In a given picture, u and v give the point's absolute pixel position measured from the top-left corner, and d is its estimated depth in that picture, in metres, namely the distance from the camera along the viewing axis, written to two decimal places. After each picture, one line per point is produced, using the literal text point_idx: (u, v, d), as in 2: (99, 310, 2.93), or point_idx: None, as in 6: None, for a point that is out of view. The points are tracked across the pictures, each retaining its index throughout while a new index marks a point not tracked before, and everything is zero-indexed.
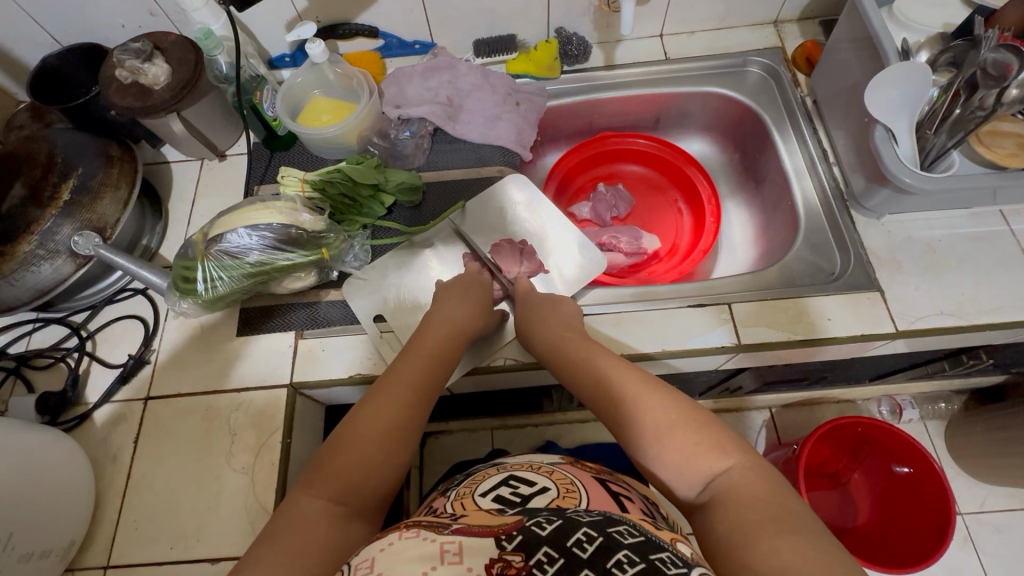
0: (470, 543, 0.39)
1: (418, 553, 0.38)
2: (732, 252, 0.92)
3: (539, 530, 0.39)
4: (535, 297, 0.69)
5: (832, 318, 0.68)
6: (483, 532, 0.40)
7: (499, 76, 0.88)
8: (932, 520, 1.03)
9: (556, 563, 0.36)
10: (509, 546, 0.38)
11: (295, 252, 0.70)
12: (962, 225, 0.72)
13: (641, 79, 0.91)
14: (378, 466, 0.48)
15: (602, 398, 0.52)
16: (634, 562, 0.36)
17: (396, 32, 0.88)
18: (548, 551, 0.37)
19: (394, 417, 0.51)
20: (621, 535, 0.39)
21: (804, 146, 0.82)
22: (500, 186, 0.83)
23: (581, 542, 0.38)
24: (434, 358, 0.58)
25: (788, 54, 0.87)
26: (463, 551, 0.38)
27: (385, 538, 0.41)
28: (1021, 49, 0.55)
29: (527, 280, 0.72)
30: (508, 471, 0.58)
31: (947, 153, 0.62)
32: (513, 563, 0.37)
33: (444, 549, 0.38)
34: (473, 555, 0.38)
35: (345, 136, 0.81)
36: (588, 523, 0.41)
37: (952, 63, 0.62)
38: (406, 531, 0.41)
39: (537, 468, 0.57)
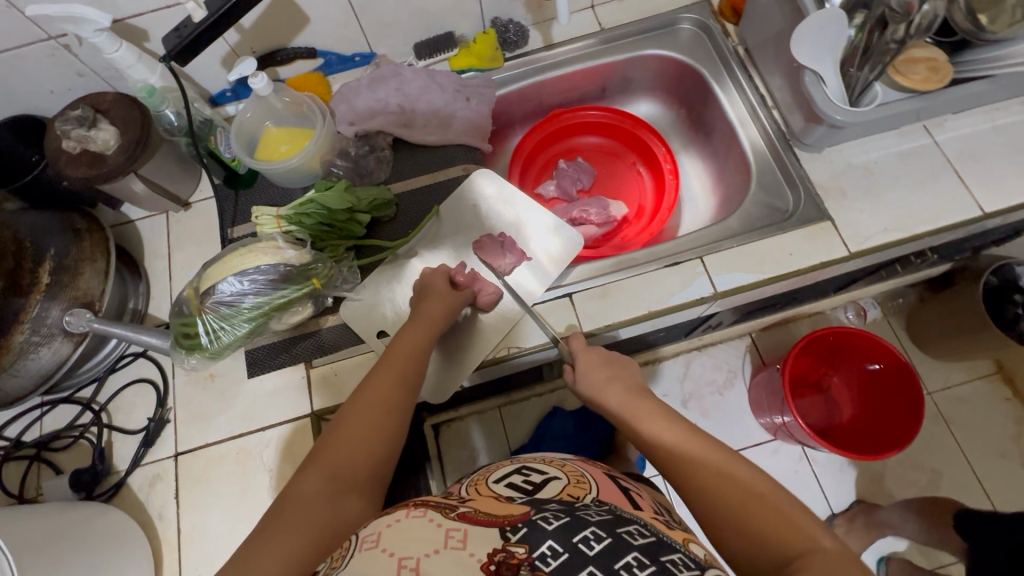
0: (474, 533, 0.45)
1: (423, 537, 0.44)
2: (693, 204, 0.98)
3: (545, 525, 0.45)
4: (616, 396, 0.61)
5: (793, 252, 0.75)
6: (489, 523, 0.46)
7: (444, 75, 0.90)
8: (904, 401, 1.17)
9: (559, 555, 0.42)
10: (512, 538, 0.44)
11: (288, 288, 0.72)
12: (893, 144, 0.79)
13: (582, 52, 0.94)
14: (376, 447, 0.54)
15: (733, 521, 0.46)
16: (645, 565, 0.42)
17: (333, 49, 0.88)
18: (551, 546, 0.43)
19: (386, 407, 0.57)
20: (630, 537, 0.46)
21: (743, 93, 0.86)
22: (468, 183, 0.86)
23: (587, 539, 0.44)
24: (416, 351, 0.64)
25: (714, 6, 0.91)
26: (465, 538, 0.44)
27: (392, 516, 0.47)
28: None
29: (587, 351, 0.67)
30: (521, 462, 0.66)
31: (870, 86, 0.68)
32: (516, 554, 0.42)
33: (448, 535, 0.44)
34: (476, 544, 0.43)
35: (308, 163, 0.83)
36: (596, 523, 0.46)
37: (862, 5, 0.67)
38: (414, 510, 0.48)
39: (549, 462, 0.66)
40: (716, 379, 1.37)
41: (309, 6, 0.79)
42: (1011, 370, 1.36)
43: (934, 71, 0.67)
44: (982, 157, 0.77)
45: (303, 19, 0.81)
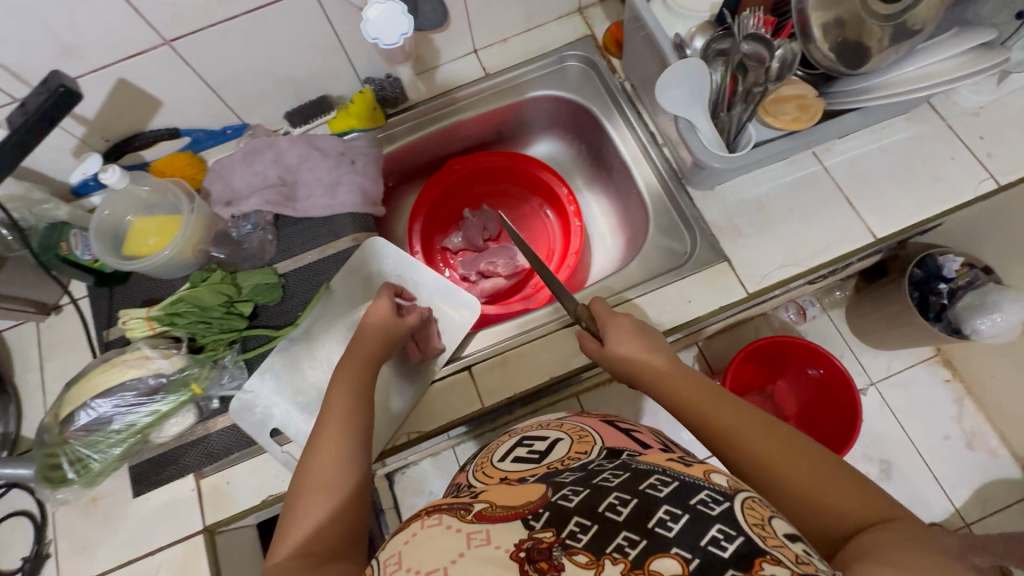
0: (496, 527, 0.39)
1: (441, 543, 0.38)
2: (603, 242, 0.95)
3: (567, 504, 0.40)
4: (658, 363, 0.57)
5: (692, 299, 0.73)
6: (509, 516, 0.40)
7: (325, 139, 0.85)
8: (843, 405, 1.17)
9: (589, 531, 0.37)
10: (537, 525, 0.38)
11: (159, 400, 0.67)
12: (784, 173, 0.77)
13: (471, 100, 0.90)
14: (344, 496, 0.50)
15: (784, 483, 0.43)
16: (678, 515, 0.36)
17: (199, 125, 0.82)
18: (578, 522, 0.37)
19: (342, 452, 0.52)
20: (654, 489, 0.40)
21: (634, 132, 0.84)
22: (360, 255, 0.82)
23: (614, 506, 0.38)
24: (358, 378, 0.60)
25: (598, 41, 0.88)
26: (488, 535, 0.38)
27: (408, 529, 0.41)
28: (766, 39, 0.61)
29: (615, 323, 0.62)
30: (519, 433, 0.61)
31: (744, 128, 0.66)
32: (544, 539, 0.37)
33: (470, 536, 0.38)
34: (499, 535, 0.38)
35: (182, 253, 0.77)
36: (618, 486, 0.41)
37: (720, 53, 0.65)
38: (428, 518, 0.41)
39: (546, 425, 0.61)
40: None
41: (157, 90, 0.73)
42: (949, 353, 1.38)
43: (805, 109, 0.65)
44: (873, 177, 0.76)
45: (155, 103, 0.75)
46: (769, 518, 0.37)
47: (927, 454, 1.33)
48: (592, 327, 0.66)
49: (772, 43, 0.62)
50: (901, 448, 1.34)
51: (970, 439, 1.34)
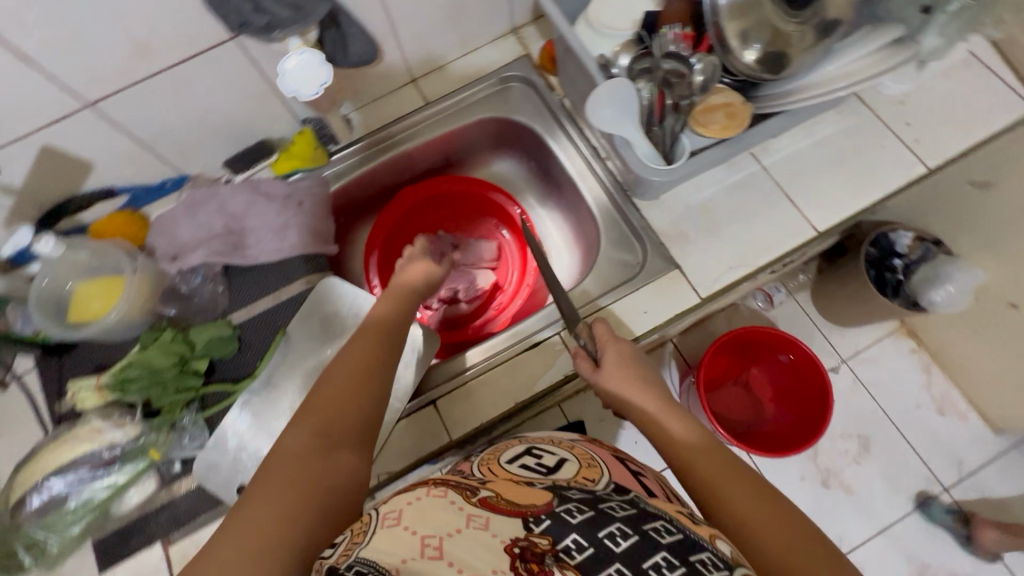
0: (496, 516, 0.41)
1: (441, 515, 0.40)
2: (560, 258, 0.96)
3: (569, 518, 0.41)
4: (650, 402, 0.58)
5: (648, 310, 0.74)
6: (515, 512, 0.42)
7: (269, 183, 0.84)
8: (814, 389, 1.19)
9: (585, 551, 0.38)
10: (536, 528, 0.40)
11: (116, 472, 0.67)
12: (726, 176, 0.79)
13: (414, 129, 0.90)
14: (327, 450, 0.49)
15: (764, 554, 0.42)
16: (675, 565, 0.37)
17: (136, 181, 0.81)
18: (576, 539, 0.39)
19: (341, 410, 0.52)
20: (657, 534, 0.40)
21: (577, 147, 0.85)
22: (314, 297, 0.80)
23: (613, 536, 0.39)
24: (389, 322, 0.65)
25: (535, 60, 0.89)
26: (488, 522, 0.40)
27: (412, 495, 0.44)
28: (683, 55, 0.66)
29: (612, 349, 0.63)
30: (529, 442, 0.62)
31: (678, 138, 0.67)
32: (540, 544, 0.38)
33: (471, 518, 0.40)
34: (499, 526, 0.40)
35: (132, 314, 0.75)
36: (621, 518, 0.42)
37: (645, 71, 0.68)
38: (433, 488, 0.44)
39: (555, 441, 0.62)
40: None
41: (85, 153, 0.71)
42: (912, 325, 1.41)
43: (733, 116, 0.65)
44: (809, 172, 0.78)
45: (86, 166, 0.73)
46: None
47: (901, 425, 1.36)
48: (590, 346, 0.66)
49: (689, 58, 0.67)
50: (876, 422, 1.37)
51: (940, 405, 1.38)
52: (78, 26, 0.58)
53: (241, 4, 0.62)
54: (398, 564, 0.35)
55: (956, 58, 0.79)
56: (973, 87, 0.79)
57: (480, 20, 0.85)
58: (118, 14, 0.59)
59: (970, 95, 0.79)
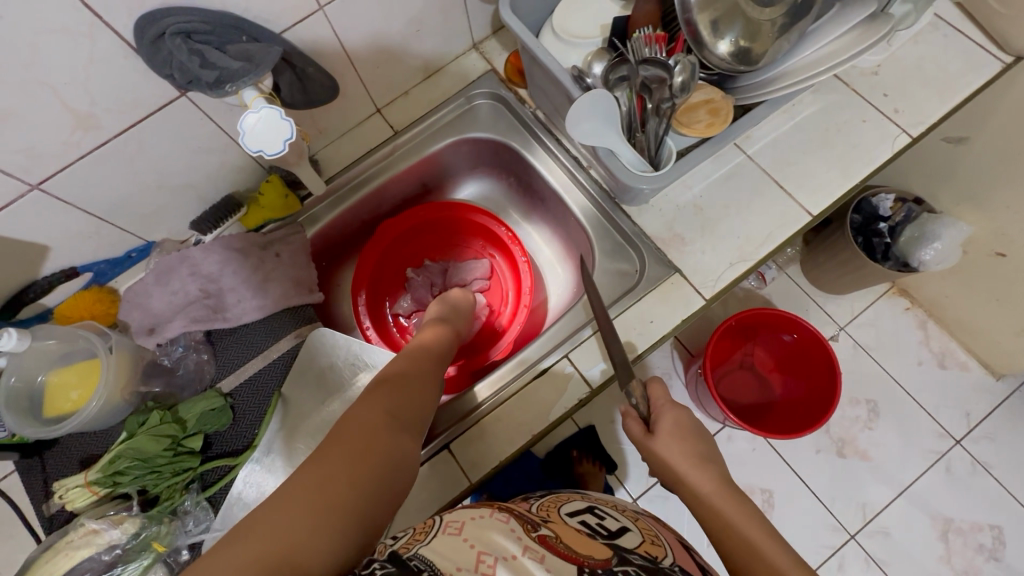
0: (554, 556, 0.43)
1: (502, 535, 0.44)
2: (553, 272, 0.93)
3: None
4: (703, 483, 0.56)
5: (654, 319, 0.72)
6: (569, 556, 0.43)
7: (241, 238, 0.80)
8: (823, 364, 1.18)
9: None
10: None
11: (120, 571, 0.64)
12: (712, 171, 0.77)
13: (386, 161, 0.86)
14: (395, 429, 0.51)
15: None
16: None
17: (98, 256, 0.76)
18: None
19: (410, 402, 0.56)
20: None
21: (557, 159, 0.82)
22: (306, 352, 0.77)
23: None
24: (444, 349, 0.70)
25: (501, 73, 0.86)
26: (544, 557, 0.42)
27: (478, 513, 0.48)
28: (659, 59, 0.61)
29: (669, 416, 0.62)
30: (592, 500, 0.62)
31: (663, 142, 0.65)
32: None
33: (528, 547, 0.43)
34: (554, 562, 0.42)
35: (112, 399, 0.70)
36: None
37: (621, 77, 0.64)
38: (498, 511, 0.48)
39: (621, 509, 0.62)
40: None
41: (38, 236, 0.66)
42: (903, 284, 1.41)
43: (716, 112, 0.64)
44: (794, 155, 0.77)
45: (41, 249, 0.68)
46: None
47: (905, 384, 1.37)
48: (641, 407, 0.64)
49: (667, 61, 0.61)
50: (882, 385, 1.37)
51: (941, 359, 1.39)
52: (7, 106, 0.53)
53: (186, 59, 0.57)
54: (452, 570, 0.39)
55: (923, 23, 0.78)
56: (943, 50, 0.78)
57: (440, 41, 0.81)
58: (52, 88, 0.54)
59: (941, 58, 0.78)
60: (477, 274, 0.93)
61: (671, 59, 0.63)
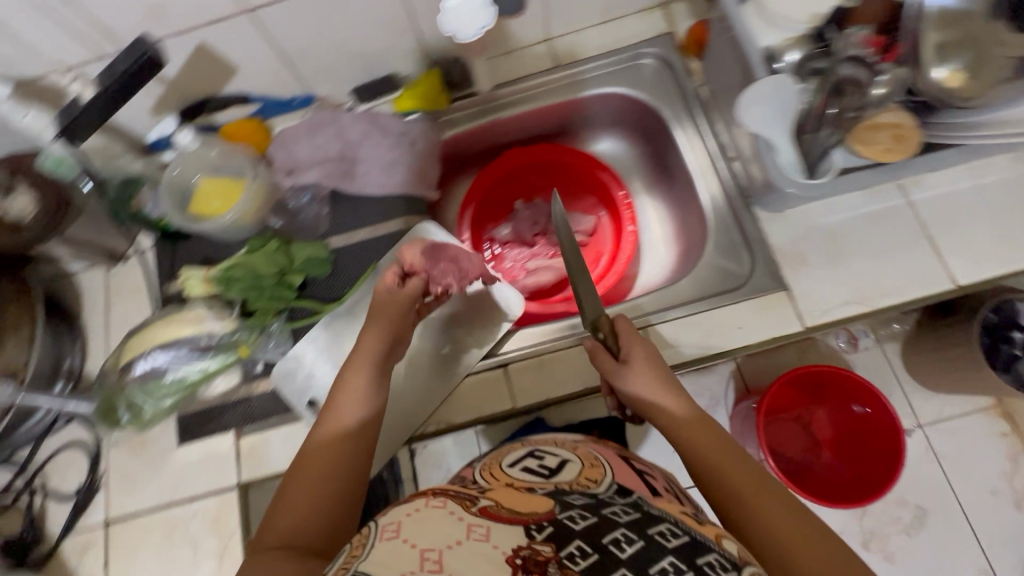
0: (497, 529, 0.41)
1: (443, 525, 0.41)
2: (653, 252, 0.91)
3: (573, 524, 0.42)
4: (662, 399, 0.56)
5: (743, 326, 0.70)
6: (515, 521, 0.42)
7: (388, 119, 0.85)
8: (881, 446, 1.12)
9: (589, 558, 0.38)
10: (538, 536, 0.40)
11: (209, 359, 0.71)
12: (863, 204, 0.72)
13: (535, 91, 0.87)
14: (329, 496, 0.50)
15: (782, 544, 0.43)
16: (682, 570, 0.38)
17: (268, 93, 0.84)
18: (580, 546, 0.39)
19: (341, 444, 0.53)
20: (665, 538, 0.41)
21: (704, 141, 0.80)
22: (409, 238, 0.81)
23: (666, 569, 0.38)
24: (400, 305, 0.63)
25: (678, 39, 0.84)
26: (488, 532, 0.40)
27: (412, 504, 0.45)
28: (866, 62, 0.59)
29: (640, 348, 0.60)
30: (531, 446, 0.65)
31: (828, 153, 0.62)
32: (543, 552, 0.39)
33: (471, 529, 0.41)
34: (498, 533, 0.40)
35: (243, 219, 0.79)
36: (625, 523, 0.42)
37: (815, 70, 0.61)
38: (433, 500, 0.46)
39: (559, 444, 0.65)
40: None
41: (233, 57, 0.75)
42: (1010, 406, 1.27)
43: (900, 139, 0.58)
44: (961, 217, 0.70)
45: (231, 69, 0.77)
46: None
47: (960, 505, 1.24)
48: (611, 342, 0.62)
49: (873, 66, 0.60)
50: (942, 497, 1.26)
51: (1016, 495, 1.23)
52: None
53: None
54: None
55: None
56: None
57: None
58: None
59: None
60: (580, 227, 0.94)
61: (878, 67, 0.60)
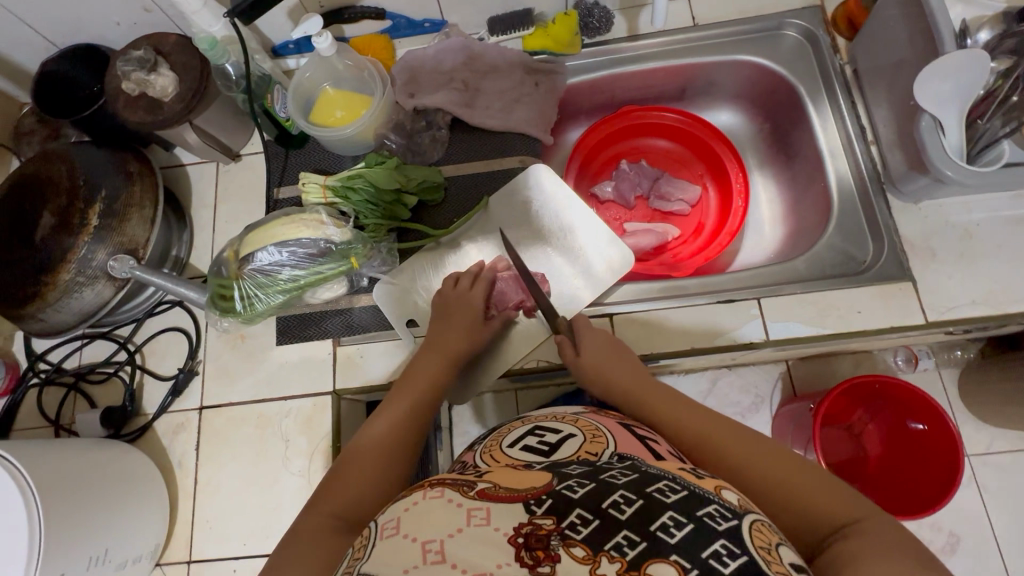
0: (498, 508, 0.38)
1: (442, 516, 0.37)
2: (757, 232, 0.91)
3: (571, 493, 0.39)
4: (630, 378, 0.60)
5: (862, 311, 0.68)
6: (512, 496, 0.39)
7: (516, 55, 0.84)
8: (939, 469, 0.89)
9: (590, 525, 0.36)
10: (538, 510, 0.38)
11: (324, 264, 0.71)
12: (1005, 206, 0.70)
13: (667, 48, 0.85)
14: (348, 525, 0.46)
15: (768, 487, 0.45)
16: (682, 524, 0.36)
17: (404, 11, 0.84)
18: (581, 514, 0.37)
19: (375, 467, 0.52)
20: (663, 493, 0.39)
21: (840, 122, 0.78)
22: (523, 177, 0.80)
23: (668, 526, 0.36)
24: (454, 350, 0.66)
25: (827, 14, 0.81)
26: (489, 514, 0.38)
27: (409, 498, 0.40)
28: None
29: (594, 336, 0.66)
30: (533, 421, 0.57)
31: (997, 142, 0.60)
32: (544, 526, 0.37)
33: (470, 514, 0.38)
34: (502, 518, 0.37)
35: (363, 134, 0.79)
36: (625, 484, 0.40)
37: (1014, 50, 0.58)
38: (430, 490, 0.41)
39: (560, 416, 0.57)
40: (740, 403, 1.03)
41: None
42: None
43: None
44: None
45: None
46: (776, 543, 0.37)
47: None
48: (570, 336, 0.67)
49: None
50: None
51: None
52: None
53: None
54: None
55: None
56: None
57: None
58: None
59: None
60: (685, 196, 0.93)
61: None
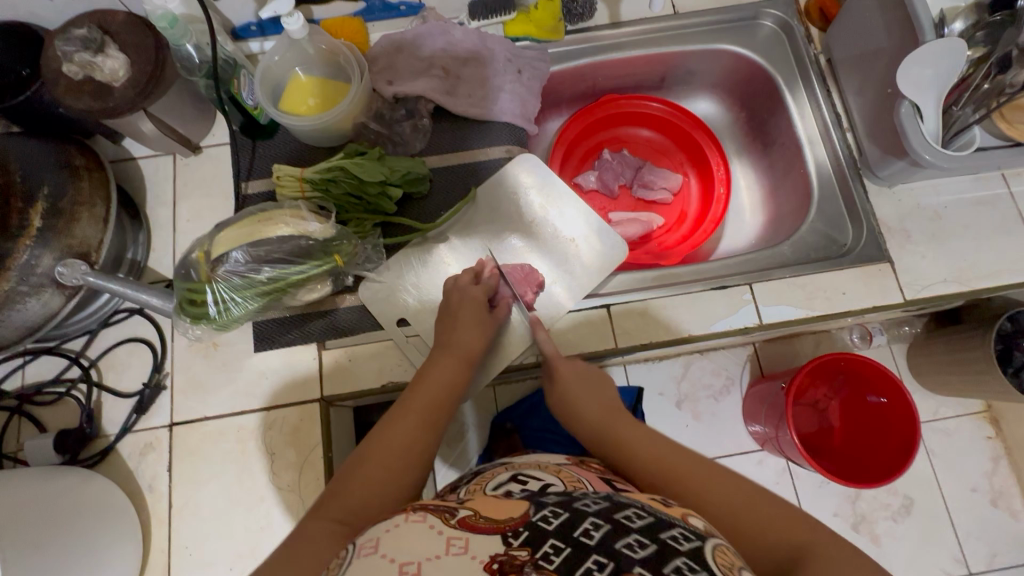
0: (477, 537, 0.37)
1: (421, 541, 0.37)
2: (739, 217, 0.93)
3: (546, 524, 0.38)
4: (593, 407, 0.60)
5: (847, 292, 0.71)
6: (490, 527, 0.39)
7: (497, 41, 0.81)
8: (896, 441, 0.92)
9: (562, 553, 0.35)
10: (514, 541, 0.37)
11: (306, 264, 0.66)
12: (967, 189, 0.74)
13: (649, 36, 0.85)
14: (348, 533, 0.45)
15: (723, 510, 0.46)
16: (645, 544, 0.36)
17: None
18: (554, 543, 0.36)
19: (386, 475, 0.50)
20: (628, 520, 0.39)
21: (817, 109, 0.80)
22: (508, 170, 0.77)
23: (632, 544, 0.36)
24: (469, 355, 0.63)
25: (800, 5, 0.83)
26: (468, 544, 0.36)
27: (391, 520, 0.40)
28: None
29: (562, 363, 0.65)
30: (515, 468, 0.54)
31: (968, 128, 0.64)
32: (518, 556, 0.35)
33: (449, 542, 0.37)
34: (478, 546, 0.36)
35: (340, 124, 0.73)
36: (594, 512, 0.40)
37: (987, 40, 0.62)
38: (413, 514, 0.40)
39: (543, 466, 0.53)
40: (713, 384, 1.05)
41: None
42: None
43: None
44: None
45: None
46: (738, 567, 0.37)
47: (955, 530, 0.99)
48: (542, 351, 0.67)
49: None
50: None
51: (995, 495, 1.01)
52: None
53: None
54: None
55: None
56: None
57: None
58: None
59: None
60: (667, 185, 0.93)
61: None
